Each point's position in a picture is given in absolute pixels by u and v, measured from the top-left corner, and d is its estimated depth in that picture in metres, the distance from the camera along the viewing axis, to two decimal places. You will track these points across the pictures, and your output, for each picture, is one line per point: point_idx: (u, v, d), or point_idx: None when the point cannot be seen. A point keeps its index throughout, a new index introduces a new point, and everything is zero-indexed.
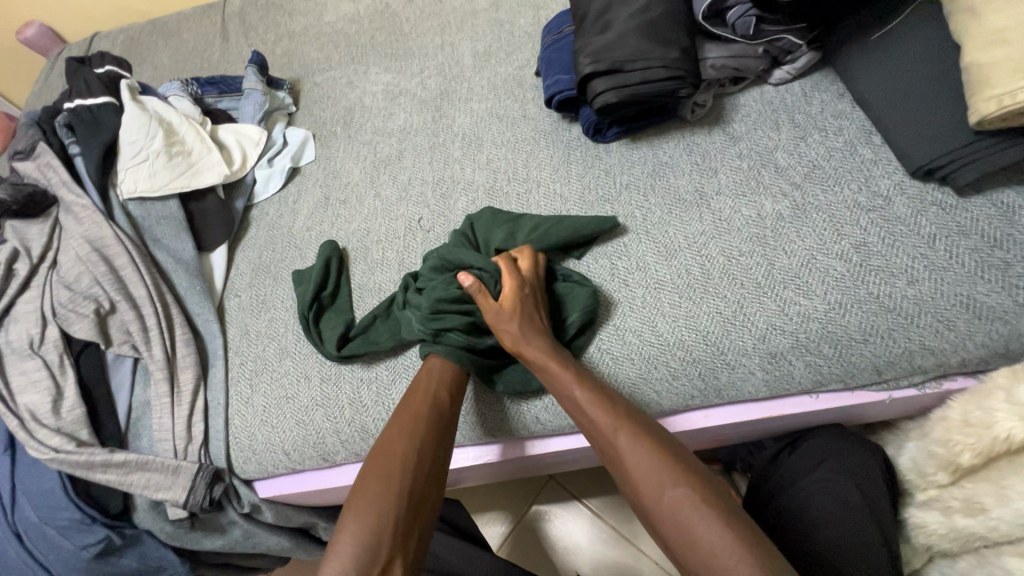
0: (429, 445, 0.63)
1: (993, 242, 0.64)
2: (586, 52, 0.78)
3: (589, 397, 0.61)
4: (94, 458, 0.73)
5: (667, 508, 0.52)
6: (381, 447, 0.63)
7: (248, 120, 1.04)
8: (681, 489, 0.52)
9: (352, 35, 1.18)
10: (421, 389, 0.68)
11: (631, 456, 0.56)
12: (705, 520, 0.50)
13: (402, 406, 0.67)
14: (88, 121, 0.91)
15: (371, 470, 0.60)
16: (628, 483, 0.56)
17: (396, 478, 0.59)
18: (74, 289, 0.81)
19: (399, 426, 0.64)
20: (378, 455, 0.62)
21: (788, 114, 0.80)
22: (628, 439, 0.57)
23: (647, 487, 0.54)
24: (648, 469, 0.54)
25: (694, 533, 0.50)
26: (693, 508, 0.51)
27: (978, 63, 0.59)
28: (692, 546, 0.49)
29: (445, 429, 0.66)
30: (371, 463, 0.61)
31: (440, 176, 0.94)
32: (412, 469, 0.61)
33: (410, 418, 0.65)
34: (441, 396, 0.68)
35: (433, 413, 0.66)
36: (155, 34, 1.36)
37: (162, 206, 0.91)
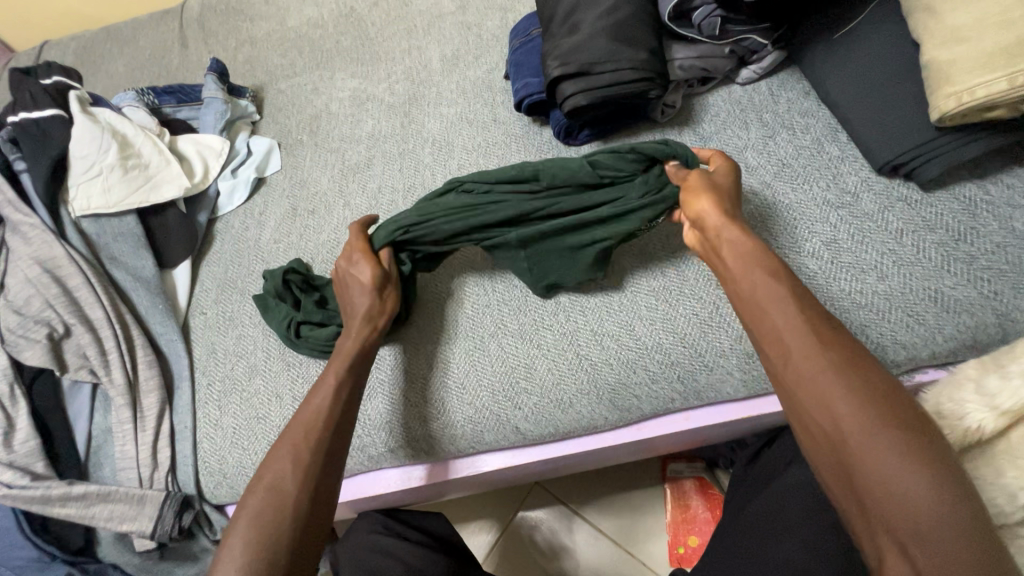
0: (316, 456, 0.59)
1: (958, 236, 0.65)
2: (553, 56, 0.77)
3: (799, 319, 0.53)
4: (50, 493, 0.69)
5: (875, 462, 0.44)
6: (272, 460, 0.59)
7: (210, 129, 1.00)
8: (906, 456, 0.44)
9: (316, 40, 1.15)
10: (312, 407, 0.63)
11: (842, 402, 0.47)
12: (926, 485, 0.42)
13: (300, 415, 0.63)
14: (35, 134, 0.85)
15: (257, 486, 0.58)
16: (826, 424, 0.47)
17: (288, 493, 0.56)
18: (24, 313, 0.77)
19: (290, 447, 0.59)
20: (265, 469, 0.59)
21: (757, 113, 0.80)
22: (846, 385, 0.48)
23: (852, 427, 0.46)
24: (868, 416, 0.46)
25: (915, 507, 0.42)
26: (915, 477, 0.43)
27: (937, 60, 0.60)
28: (895, 508, 0.43)
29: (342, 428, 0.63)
30: (265, 469, 0.59)
31: (411, 183, 0.92)
32: (302, 487, 0.57)
33: (301, 431, 0.61)
34: (348, 399, 0.64)
35: (337, 417, 0.62)
36: (109, 41, 1.31)
37: (119, 223, 0.87)
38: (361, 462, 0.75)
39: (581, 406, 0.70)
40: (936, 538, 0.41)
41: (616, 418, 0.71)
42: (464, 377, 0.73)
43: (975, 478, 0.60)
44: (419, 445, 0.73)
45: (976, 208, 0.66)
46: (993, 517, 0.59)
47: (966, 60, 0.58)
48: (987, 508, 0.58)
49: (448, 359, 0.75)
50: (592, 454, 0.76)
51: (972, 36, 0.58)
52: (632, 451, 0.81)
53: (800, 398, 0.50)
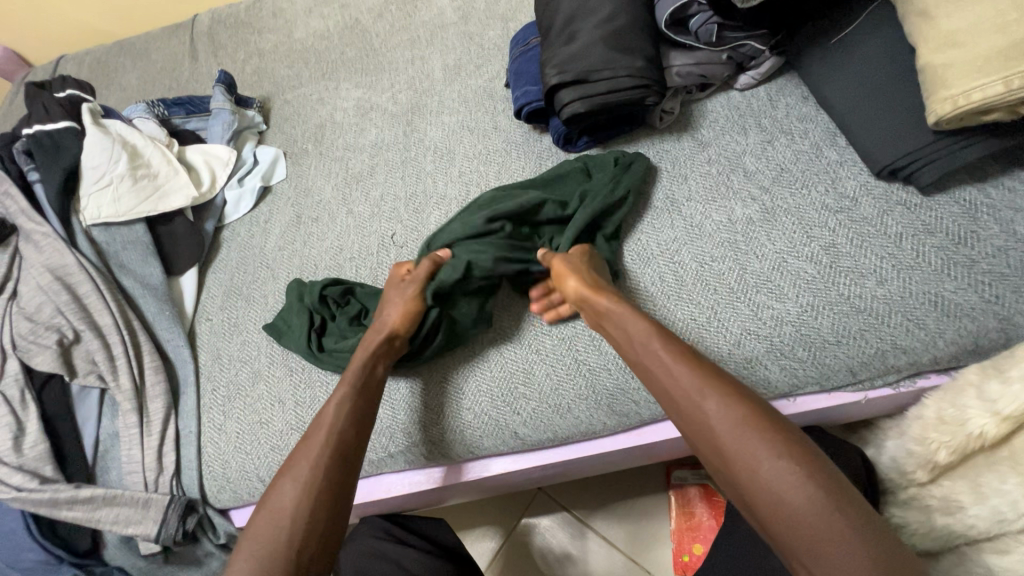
0: (315, 493, 0.59)
1: (958, 240, 0.65)
2: (551, 64, 0.78)
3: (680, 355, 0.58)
4: (58, 496, 0.71)
5: (754, 469, 0.50)
6: (272, 502, 0.59)
7: (217, 139, 1.02)
8: (771, 453, 0.50)
9: (322, 51, 1.17)
10: (324, 424, 0.64)
11: (722, 427, 0.53)
12: (799, 489, 0.48)
13: (298, 451, 0.63)
14: (48, 146, 0.88)
15: (256, 533, 0.58)
16: (711, 446, 0.53)
17: (287, 530, 0.57)
18: (36, 320, 0.79)
19: (291, 479, 0.60)
20: (264, 512, 0.59)
21: (755, 119, 0.80)
22: (717, 410, 0.54)
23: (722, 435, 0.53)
24: (736, 435, 0.52)
25: (783, 502, 0.48)
26: (789, 482, 0.48)
27: (932, 65, 0.60)
28: (775, 512, 0.48)
29: (351, 447, 0.63)
30: (261, 513, 0.59)
31: (413, 190, 0.93)
32: (304, 515, 0.58)
33: (304, 461, 0.61)
34: (356, 420, 0.65)
35: (334, 452, 0.62)
36: (122, 55, 1.34)
37: (128, 231, 0.89)
38: (363, 466, 0.75)
39: (580, 411, 0.70)
40: (813, 537, 0.46)
41: (615, 424, 0.71)
42: (463, 382, 0.74)
43: (979, 485, 0.61)
44: (419, 450, 0.73)
45: (977, 211, 0.66)
46: (997, 524, 0.58)
47: (961, 64, 0.58)
48: (989, 514, 0.60)
49: (449, 366, 0.75)
50: (592, 459, 0.76)
51: (967, 40, 0.58)
52: (633, 457, 0.81)
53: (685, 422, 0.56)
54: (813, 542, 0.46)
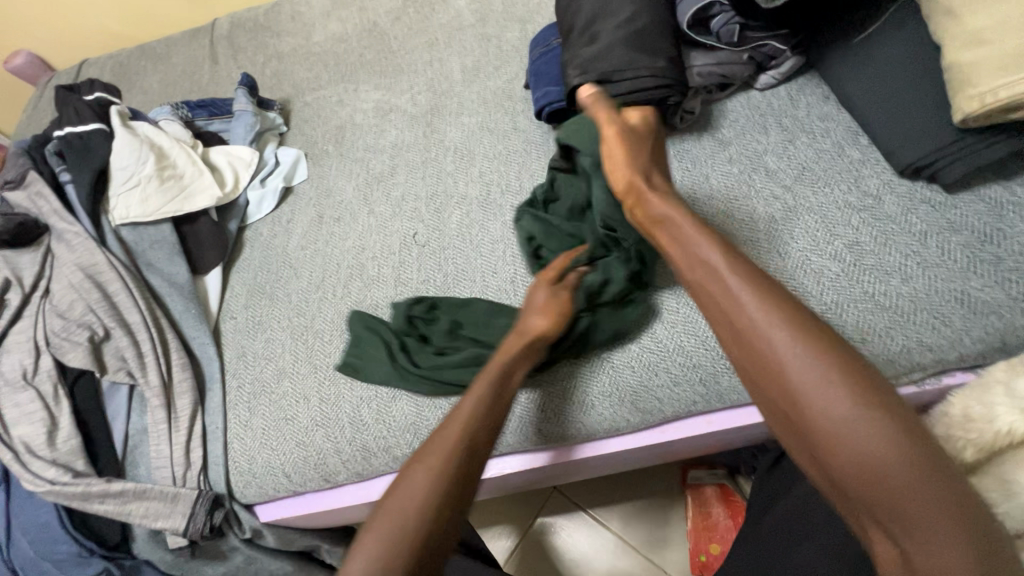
0: (412, 485, 0.50)
1: (984, 237, 0.65)
2: (573, 65, 0.79)
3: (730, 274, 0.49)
4: (90, 489, 0.72)
5: (825, 413, 0.41)
6: (398, 491, 0.50)
7: (240, 141, 1.04)
8: (854, 397, 0.40)
9: (341, 54, 1.19)
10: (461, 414, 0.55)
11: (779, 353, 0.44)
12: (868, 427, 0.39)
13: (429, 440, 0.53)
14: (79, 148, 0.90)
15: (371, 526, 0.48)
16: (776, 381, 0.44)
17: (399, 523, 0.47)
18: (67, 317, 0.81)
19: (424, 468, 0.51)
20: (383, 506, 0.49)
21: (776, 118, 0.81)
22: (778, 334, 0.44)
23: (799, 371, 0.42)
24: (821, 375, 0.41)
25: (868, 455, 0.39)
26: (853, 419, 0.40)
27: (959, 63, 0.60)
28: (838, 458, 0.40)
29: (481, 442, 0.54)
30: (382, 507, 0.49)
31: (433, 190, 0.94)
32: (411, 506, 0.48)
33: (423, 484, 0.49)
34: (489, 415, 0.56)
35: (482, 432, 0.54)
36: (144, 59, 1.37)
37: (155, 231, 0.91)
38: (387, 461, 0.77)
39: (602, 408, 0.71)
40: (906, 501, 0.38)
41: (638, 421, 0.71)
42: None
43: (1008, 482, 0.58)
44: None
45: (1002, 209, 0.66)
46: None
47: (988, 62, 0.58)
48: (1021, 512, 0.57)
49: None
50: (613, 456, 0.76)
51: (994, 37, 0.58)
52: (653, 455, 0.81)
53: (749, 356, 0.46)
54: (893, 498, 0.38)
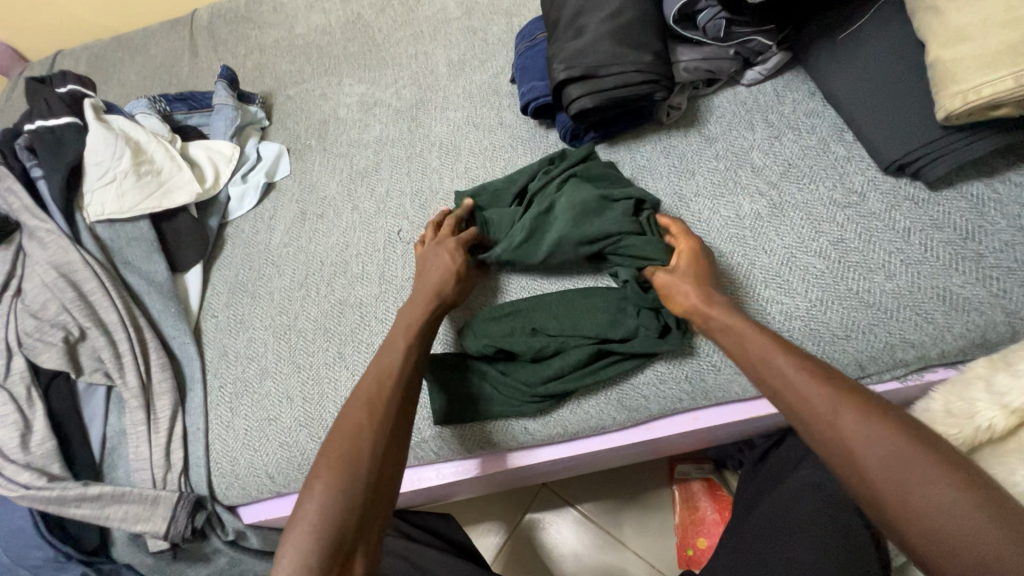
0: (371, 430, 0.58)
1: (966, 234, 0.65)
2: (559, 59, 0.78)
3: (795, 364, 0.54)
4: (66, 493, 0.71)
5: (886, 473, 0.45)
6: (338, 434, 0.58)
7: (220, 135, 1.01)
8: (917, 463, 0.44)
9: (324, 46, 1.17)
10: (376, 372, 0.63)
11: (861, 433, 0.47)
12: (961, 503, 0.42)
13: (361, 387, 0.62)
14: (51, 142, 0.87)
15: (327, 462, 0.56)
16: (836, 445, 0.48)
17: (361, 468, 0.55)
18: (40, 317, 0.79)
19: (362, 415, 0.59)
20: (330, 447, 0.57)
21: (762, 114, 0.81)
22: (854, 417, 0.48)
23: (860, 441, 0.47)
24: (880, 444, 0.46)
25: (938, 510, 0.42)
26: (936, 490, 0.43)
27: (942, 59, 0.60)
28: (915, 515, 0.43)
29: (406, 386, 0.63)
30: (333, 441, 0.57)
31: (419, 186, 0.93)
32: (376, 445, 0.57)
33: (347, 438, 0.57)
34: (413, 371, 0.65)
35: (397, 390, 0.62)
36: (121, 50, 1.33)
37: (132, 228, 0.88)
38: None
39: (590, 406, 0.71)
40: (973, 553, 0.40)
41: (624, 419, 0.71)
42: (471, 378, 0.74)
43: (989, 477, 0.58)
44: (429, 445, 0.74)
45: (984, 206, 0.66)
46: None
47: (971, 59, 0.58)
48: None
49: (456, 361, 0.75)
50: (599, 454, 0.76)
51: (977, 35, 0.58)
52: (640, 452, 0.81)
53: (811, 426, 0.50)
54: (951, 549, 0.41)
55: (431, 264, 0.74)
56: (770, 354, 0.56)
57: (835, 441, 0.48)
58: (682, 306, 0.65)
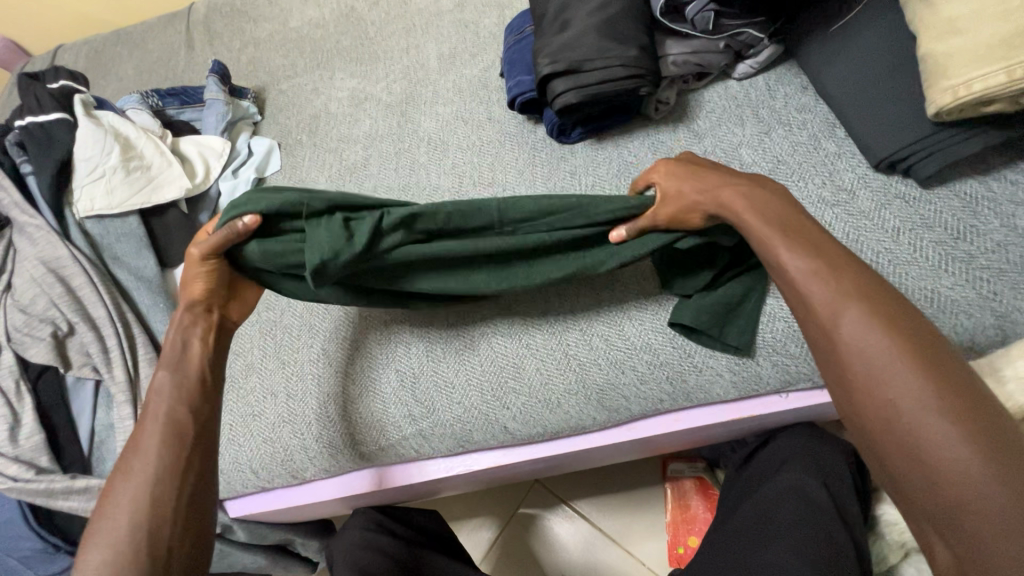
0: (144, 482, 0.51)
1: (957, 234, 0.63)
2: (544, 53, 0.77)
3: (820, 274, 0.49)
4: (53, 486, 0.72)
5: (879, 393, 0.44)
6: (108, 495, 0.51)
7: (211, 130, 1.02)
8: (930, 397, 0.42)
9: (317, 40, 1.16)
10: (151, 422, 0.54)
11: (861, 345, 0.46)
12: (952, 437, 0.41)
13: (135, 435, 0.54)
14: (40, 138, 0.87)
15: (95, 528, 0.50)
16: (839, 362, 0.47)
17: (130, 524, 0.49)
18: (30, 312, 0.80)
19: (126, 471, 0.52)
20: (100, 510, 0.51)
21: (752, 109, 0.79)
22: (861, 325, 0.46)
23: (867, 362, 0.45)
24: (887, 369, 0.44)
25: (933, 450, 0.41)
26: (927, 416, 0.42)
27: (934, 53, 0.58)
28: (901, 439, 0.43)
29: (188, 423, 0.55)
30: (103, 505, 0.51)
31: (406, 182, 0.92)
32: (145, 496, 0.50)
33: (113, 501, 0.50)
34: (194, 409, 0.56)
35: (167, 431, 0.53)
36: (119, 45, 1.34)
37: (121, 223, 0.89)
38: (352, 459, 0.76)
39: (569, 407, 0.70)
40: (955, 490, 0.40)
41: (605, 419, 0.70)
42: (451, 376, 0.73)
43: None
44: (410, 443, 0.74)
45: (977, 205, 0.64)
46: None
47: (963, 53, 0.56)
48: None
49: (438, 359, 0.74)
50: (582, 453, 0.76)
51: (970, 26, 0.56)
52: (625, 451, 0.81)
53: (820, 336, 0.49)
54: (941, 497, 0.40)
55: (185, 274, 0.61)
56: (791, 250, 0.52)
57: (833, 349, 0.47)
58: (732, 209, 0.57)
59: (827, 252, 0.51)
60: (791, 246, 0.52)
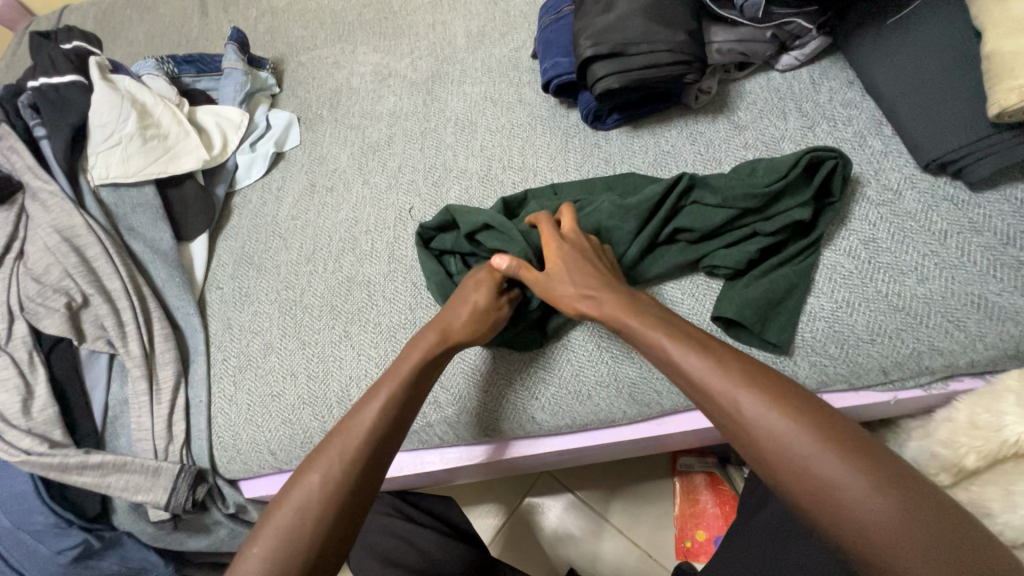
0: (338, 496, 0.51)
1: (1006, 240, 0.62)
2: (586, 34, 0.74)
3: (693, 352, 0.51)
4: (68, 461, 0.70)
5: (774, 446, 0.44)
6: (292, 496, 0.51)
7: (229, 101, 0.98)
8: (820, 447, 0.43)
9: (338, 12, 1.12)
10: (358, 427, 0.55)
11: (759, 418, 0.45)
12: (856, 483, 0.41)
13: (336, 438, 0.55)
14: (55, 101, 0.84)
15: (276, 524, 0.50)
16: (733, 426, 0.47)
17: (310, 537, 0.49)
18: (43, 281, 0.77)
19: (319, 477, 0.52)
20: (282, 509, 0.51)
21: (796, 102, 0.77)
22: (747, 395, 0.47)
23: (761, 425, 0.45)
24: (773, 431, 0.45)
25: (842, 494, 0.41)
26: (829, 463, 0.42)
27: (1001, 51, 0.57)
28: (817, 489, 0.42)
29: (381, 446, 0.56)
30: (288, 505, 0.51)
31: (432, 163, 0.90)
32: (331, 514, 0.51)
33: (302, 509, 0.50)
34: (393, 426, 0.57)
35: (368, 445, 0.55)
36: (130, 8, 1.29)
37: (138, 193, 0.86)
38: None
39: (601, 400, 0.69)
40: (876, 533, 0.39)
41: (635, 413, 0.69)
42: (482, 364, 0.72)
43: (1010, 493, 0.55)
44: (435, 430, 0.72)
45: None
46: None
47: None
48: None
49: (466, 347, 0.73)
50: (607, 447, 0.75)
51: None
52: (648, 447, 0.80)
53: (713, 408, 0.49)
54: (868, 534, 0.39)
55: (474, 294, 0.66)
56: (664, 341, 0.54)
57: (741, 431, 0.46)
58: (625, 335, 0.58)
59: (687, 335, 0.53)
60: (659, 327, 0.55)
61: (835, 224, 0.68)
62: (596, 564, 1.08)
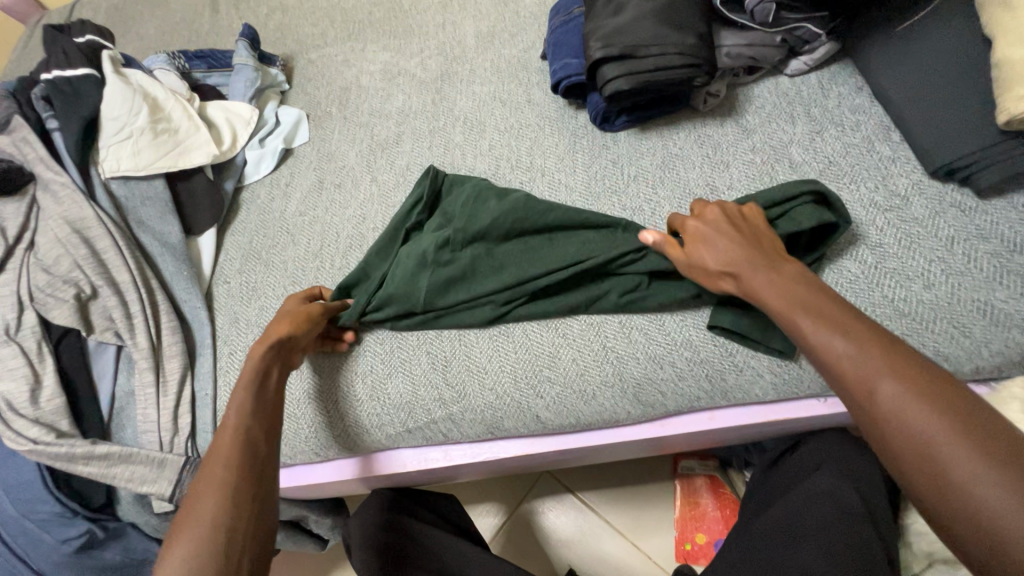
0: (228, 488, 0.51)
1: (1013, 247, 0.62)
2: (596, 36, 0.74)
3: (842, 334, 0.48)
4: (74, 451, 0.70)
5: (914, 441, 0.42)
6: (187, 510, 0.50)
7: (238, 97, 0.99)
8: (974, 456, 0.39)
9: (348, 10, 1.13)
10: (228, 426, 0.57)
11: (901, 409, 0.43)
12: (1009, 502, 0.37)
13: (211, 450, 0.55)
14: (68, 93, 0.85)
15: (178, 532, 0.49)
16: (868, 413, 0.45)
17: (213, 526, 0.49)
18: (53, 272, 0.78)
19: (205, 482, 0.52)
20: (180, 521, 0.50)
21: (804, 107, 0.77)
22: (894, 384, 0.44)
23: (903, 418, 0.43)
24: (923, 424, 0.42)
25: (989, 505, 0.38)
26: (983, 472, 0.39)
27: (1010, 59, 0.57)
28: (963, 497, 0.39)
29: (258, 436, 0.57)
30: (185, 515, 0.50)
31: (440, 161, 0.90)
32: (226, 502, 0.50)
33: (197, 510, 0.50)
34: (263, 416, 0.59)
35: (243, 437, 0.56)
36: (142, 3, 1.29)
37: (147, 186, 0.87)
38: (379, 439, 0.74)
39: (604, 399, 0.69)
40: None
41: (639, 413, 0.69)
42: (486, 361, 0.72)
43: None
44: (438, 427, 0.73)
45: None
46: None
47: None
48: None
49: (471, 344, 0.73)
50: (610, 447, 0.75)
51: None
52: (650, 448, 0.80)
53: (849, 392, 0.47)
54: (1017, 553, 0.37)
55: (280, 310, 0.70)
56: (806, 322, 0.51)
57: (876, 418, 0.45)
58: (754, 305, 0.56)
59: (840, 319, 0.50)
60: (805, 312, 0.52)
61: (842, 228, 0.68)
62: (596, 565, 1.08)
